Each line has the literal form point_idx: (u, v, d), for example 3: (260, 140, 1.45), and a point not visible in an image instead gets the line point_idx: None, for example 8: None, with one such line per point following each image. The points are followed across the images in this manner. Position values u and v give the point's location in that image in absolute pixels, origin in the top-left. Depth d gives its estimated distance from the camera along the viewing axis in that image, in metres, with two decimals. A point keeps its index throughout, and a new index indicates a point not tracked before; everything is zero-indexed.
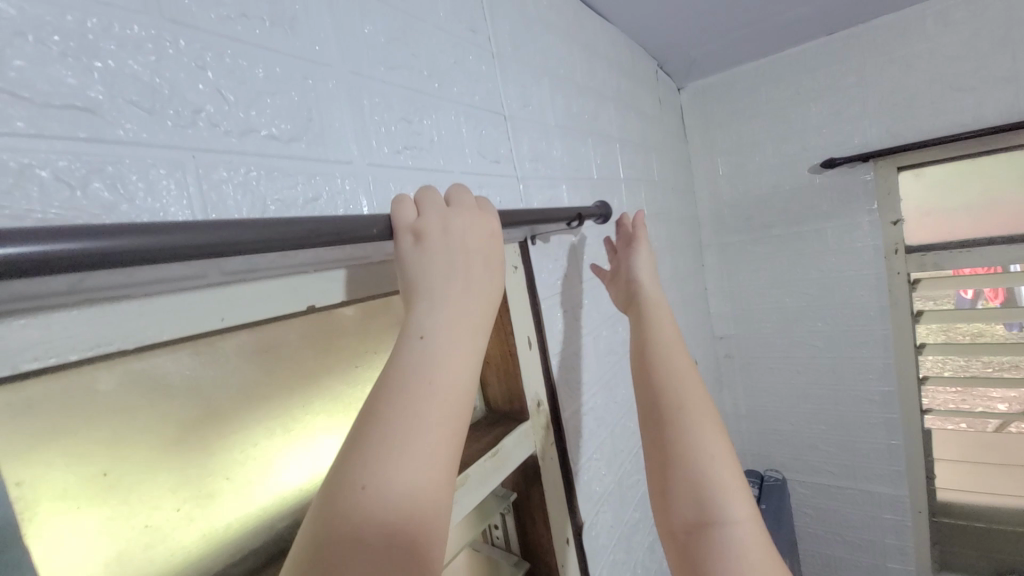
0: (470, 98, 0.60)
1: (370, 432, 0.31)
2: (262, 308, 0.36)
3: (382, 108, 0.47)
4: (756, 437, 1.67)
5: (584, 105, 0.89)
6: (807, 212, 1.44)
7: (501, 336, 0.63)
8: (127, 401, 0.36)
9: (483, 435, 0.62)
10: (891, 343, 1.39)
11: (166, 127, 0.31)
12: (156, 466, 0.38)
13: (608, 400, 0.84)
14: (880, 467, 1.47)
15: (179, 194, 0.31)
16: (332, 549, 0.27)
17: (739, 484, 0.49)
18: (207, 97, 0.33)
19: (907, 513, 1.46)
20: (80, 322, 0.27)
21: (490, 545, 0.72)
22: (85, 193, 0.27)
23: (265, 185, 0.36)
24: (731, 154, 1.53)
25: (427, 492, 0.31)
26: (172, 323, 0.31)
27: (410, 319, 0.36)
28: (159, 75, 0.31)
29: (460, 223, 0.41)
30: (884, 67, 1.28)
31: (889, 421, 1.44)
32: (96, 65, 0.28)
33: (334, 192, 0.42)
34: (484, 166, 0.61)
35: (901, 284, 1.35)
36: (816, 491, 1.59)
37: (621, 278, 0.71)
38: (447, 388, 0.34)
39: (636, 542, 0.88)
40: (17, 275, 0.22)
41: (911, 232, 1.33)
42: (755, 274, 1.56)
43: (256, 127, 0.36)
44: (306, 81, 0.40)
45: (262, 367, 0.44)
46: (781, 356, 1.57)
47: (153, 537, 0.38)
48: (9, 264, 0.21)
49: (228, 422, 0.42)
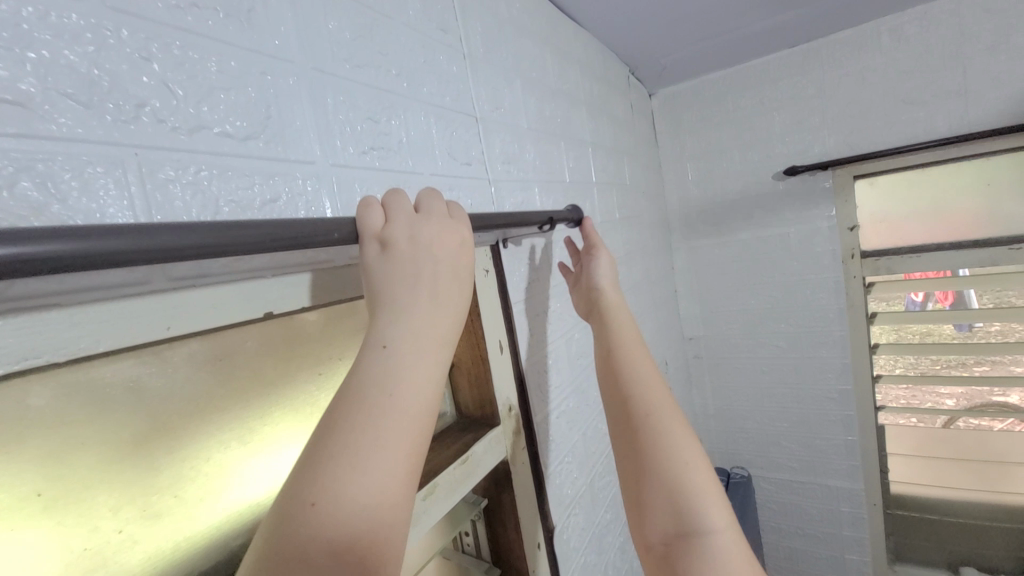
0: (441, 98, 0.59)
1: (326, 445, 0.30)
2: (214, 315, 0.34)
3: (346, 107, 0.45)
4: (723, 435, 1.71)
5: (556, 108, 0.89)
6: (771, 217, 1.49)
7: (472, 341, 0.63)
8: (65, 416, 0.33)
9: (453, 442, 0.61)
10: (849, 343, 1.45)
11: (106, 122, 0.29)
12: (96, 486, 0.35)
13: (579, 403, 0.85)
14: (838, 462, 1.54)
15: (119, 195, 0.29)
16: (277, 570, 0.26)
17: (716, 489, 0.50)
18: (152, 91, 0.31)
19: (863, 506, 1.53)
20: (5, 333, 0.25)
21: (461, 552, 0.71)
22: (11, 194, 0.25)
23: (218, 185, 0.34)
24: (700, 160, 1.57)
25: (383, 511, 0.29)
26: (111, 332, 0.29)
27: (371, 330, 0.35)
28: (98, 66, 0.29)
29: (429, 232, 0.40)
30: (842, 80, 1.34)
31: (847, 418, 1.50)
32: (29, 56, 0.26)
33: (295, 194, 0.40)
34: (455, 168, 0.60)
35: (858, 287, 1.41)
36: (779, 486, 1.65)
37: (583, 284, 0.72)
38: (407, 401, 0.33)
39: (607, 543, 0.89)
40: None
41: (867, 237, 1.40)
42: (722, 277, 1.61)
43: (207, 124, 0.34)
44: (264, 78, 0.38)
45: (218, 376, 0.42)
46: (747, 357, 1.62)
47: (92, 561, 0.35)
48: None
49: (179, 435, 0.39)
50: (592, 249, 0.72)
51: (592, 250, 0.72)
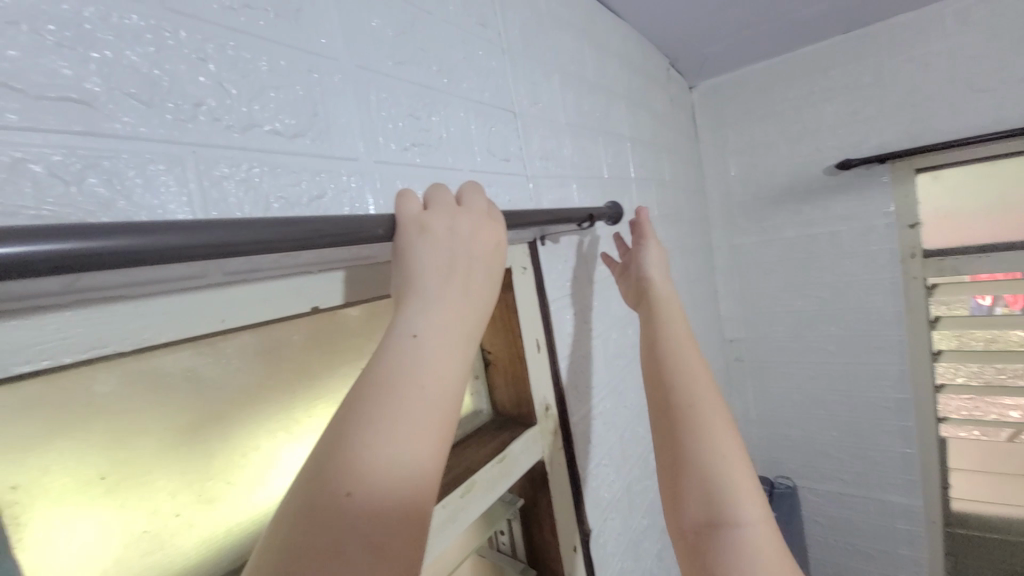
0: (480, 94, 0.58)
1: (356, 433, 0.28)
2: (265, 309, 0.35)
3: (389, 104, 0.46)
4: (766, 442, 1.64)
5: (595, 103, 0.87)
6: (821, 214, 1.41)
7: (509, 339, 0.62)
8: (124, 403, 0.34)
9: (490, 440, 0.60)
10: (907, 349, 1.36)
11: (166, 121, 0.30)
12: (153, 470, 0.36)
13: (617, 405, 0.83)
14: (893, 476, 1.44)
15: (178, 191, 0.30)
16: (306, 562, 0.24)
17: (753, 486, 0.47)
18: (208, 91, 0.32)
19: (920, 523, 1.43)
20: (74, 323, 0.26)
21: (496, 550, 0.70)
22: (79, 189, 0.26)
23: (268, 182, 0.35)
24: (744, 154, 1.50)
25: (413, 504, 0.28)
26: (170, 325, 0.30)
27: (402, 317, 0.34)
28: (158, 67, 0.30)
29: (464, 226, 0.39)
30: (903, 66, 1.25)
31: (904, 429, 1.40)
32: (93, 56, 0.27)
33: (340, 190, 0.40)
34: (494, 165, 0.60)
35: (919, 289, 1.31)
36: (827, 498, 1.56)
37: (631, 273, 0.70)
38: (438, 392, 0.32)
39: (644, 550, 0.86)
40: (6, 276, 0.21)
41: (929, 236, 1.30)
42: (767, 277, 1.53)
43: (259, 122, 0.35)
44: (312, 76, 0.39)
45: (260, 369, 0.42)
46: (792, 361, 1.54)
47: (144, 545, 0.36)
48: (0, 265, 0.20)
49: (228, 423, 0.41)
50: (643, 237, 0.70)
51: (643, 239, 0.70)
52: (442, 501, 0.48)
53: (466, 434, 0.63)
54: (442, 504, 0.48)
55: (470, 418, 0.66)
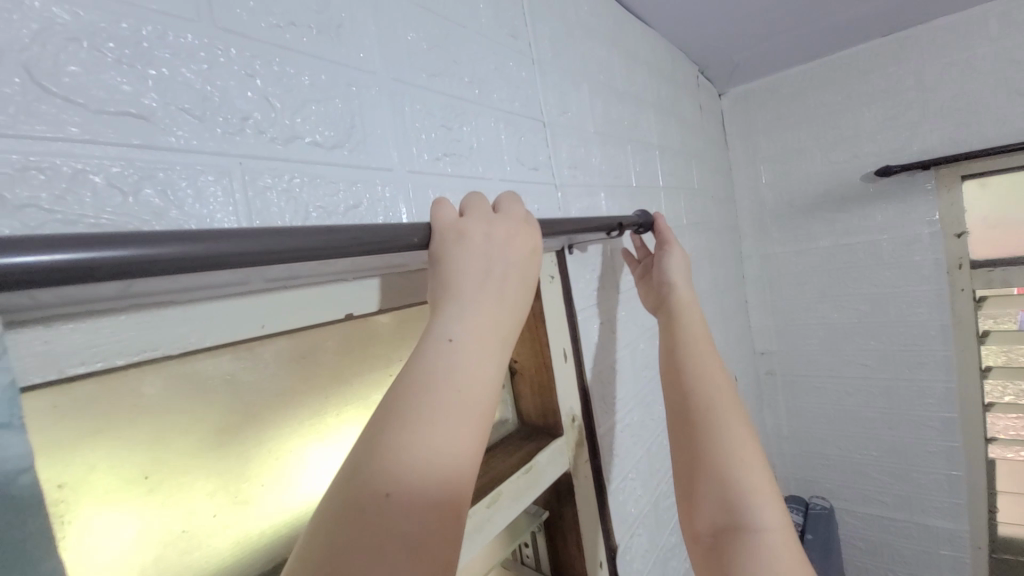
0: (510, 104, 0.59)
1: (394, 436, 0.28)
2: (301, 315, 0.35)
3: (422, 115, 0.47)
4: (799, 460, 1.57)
5: (623, 111, 0.87)
6: (859, 223, 1.36)
7: (536, 347, 0.62)
8: (167, 405, 0.36)
9: (516, 450, 0.60)
10: (954, 365, 1.28)
11: (215, 134, 0.31)
12: (192, 471, 0.38)
13: (644, 417, 0.81)
14: (939, 500, 1.36)
15: (225, 201, 0.32)
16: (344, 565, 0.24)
17: (772, 488, 0.45)
18: (255, 105, 0.33)
19: (969, 551, 1.34)
20: (126, 327, 0.27)
21: (520, 563, 0.69)
22: (135, 199, 0.28)
23: (308, 191, 0.36)
24: (776, 162, 1.46)
25: (449, 508, 0.28)
26: (213, 330, 0.31)
27: (438, 321, 0.34)
28: (210, 83, 0.31)
29: (497, 231, 0.39)
30: (946, 70, 1.20)
31: (951, 450, 1.32)
32: (150, 73, 0.29)
33: (375, 200, 0.41)
34: (523, 174, 0.60)
35: (966, 302, 1.25)
36: (867, 522, 1.48)
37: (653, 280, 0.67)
38: (473, 397, 0.31)
39: (671, 568, 0.83)
40: (68, 280, 0.22)
41: (976, 245, 1.23)
42: (800, 288, 1.48)
43: (301, 134, 0.36)
44: (350, 89, 0.40)
45: (296, 373, 0.43)
46: (828, 376, 1.48)
47: (184, 543, 0.37)
48: (62, 270, 0.22)
49: (263, 427, 0.42)
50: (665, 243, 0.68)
51: (665, 245, 0.68)
52: (472, 508, 0.49)
53: (492, 443, 0.63)
54: (471, 512, 0.48)
55: (496, 427, 0.65)
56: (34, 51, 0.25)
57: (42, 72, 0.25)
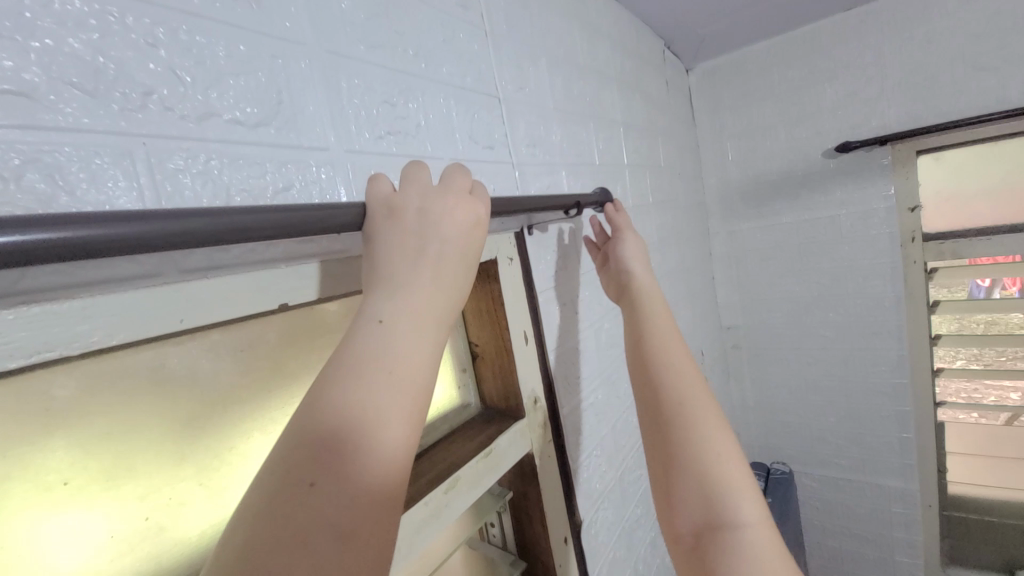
0: (461, 80, 0.56)
1: (319, 424, 0.27)
2: (228, 306, 0.33)
3: (362, 90, 0.44)
4: (763, 429, 1.64)
5: (586, 87, 0.85)
6: (820, 198, 1.39)
7: (496, 331, 0.61)
8: (90, 406, 0.34)
9: (477, 434, 0.60)
10: (906, 335, 1.34)
11: (113, 112, 0.28)
12: (121, 474, 0.36)
13: (609, 395, 0.82)
14: (889, 460, 1.44)
15: (128, 185, 0.29)
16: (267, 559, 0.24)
17: (749, 481, 0.46)
18: (160, 79, 0.30)
19: (916, 506, 1.43)
20: (18, 326, 0.25)
21: (486, 542, 0.70)
22: (18, 187, 0.25)
23: (229, 174, 0.34)
24: (741, 138, 1.47)
25: (382, 494, 0.27)
26: (124, 326, 0.28)
27: (369, 303, 0.33)
28: (103, 54, 0.28)
29: (437, 206, 0.37)
30: (904, 44, 1.21)
31: (901, 414, 1.40)
32: (32, 45, 0.26)
33: (308, 182, 0.39)
34: (477, 153, 0.58)
35: (918, 273, 1.30)
36: (824, 483, 1.57)
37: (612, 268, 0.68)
38: (406, 377, 0.30)
39: (637, 538, 0.86)
40: None
41: (929, 219, 1.28)
42: (764, 263, 1.52)
43: (218, 111, 0.33)
44: (275, 61, 0.37)
45: (236, 367, 0.42)
46: (790, 348, 1.53)
47: (120, 548, 0.36)
48: None
49: (200, 424, 0.40)
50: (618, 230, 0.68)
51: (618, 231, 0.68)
52: (425, 497, 0.48)
53: (454, 428, 0.62)
54: (424, 501, 0.47)
55: (458, 412, 0.65)
56: None
57: None
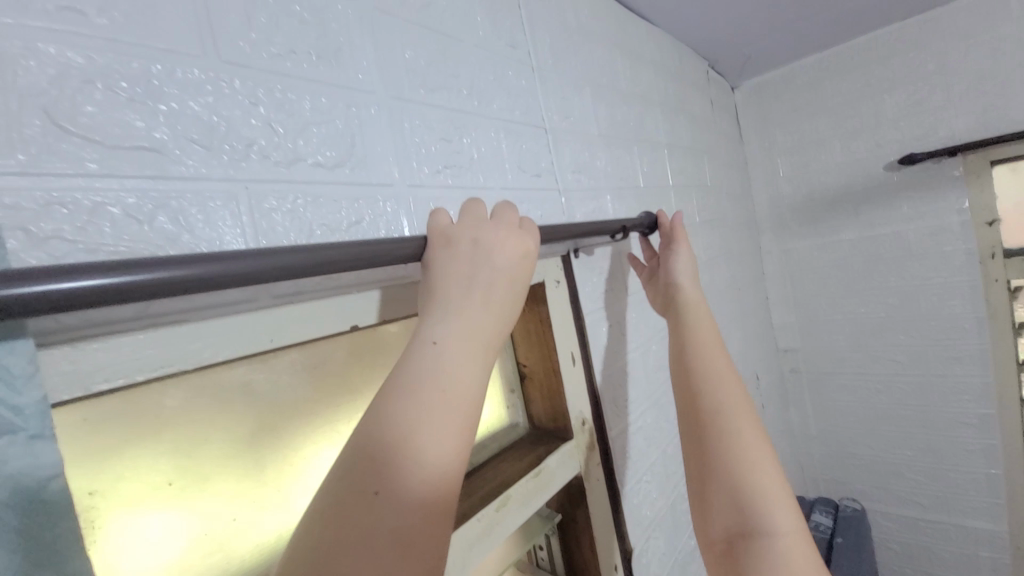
0: (510, 113, 0.60)
1: (383, 436, 0.29)
2: (308, 328, 0.37)
3: (422, 129, 0.48)
4: (828, 460, 1.52)
5: (629, 112, 0.87)
6: (882, 214, 1.31)
7: (544, 352, 0.62)
8: (188, 417, 0.38)
9: (526, 454, 0.61)
10: (990, 360, 1.23)
11: (223, 161, 0.33)
12: (211, 478, 0.40)
13: (658, 419, 0.80)
14: (978, 500, 1.30)
15: (233, 224, 0.33)
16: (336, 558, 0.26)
17: (783, 490, 0.44)
18: (259, 131, 0.35)
19: (1014, 554, 1.27)
20: (145, 345, 0.29)
21: (536, 567, 0.69)
22: (151, 227, 0.30)
23: (311, 211, 0.38)
24: (793, 154, 1.43)
25: (435, 503, 0.29)
26: (225, 345, 0.33)
27: (424, 324, 0.35)
28: (217, 114, 0.33)
29: (489, 236, 0.40)
30: (970, 51, 1.15)
31: (989, 448, 1.27)
32: (161, 108, 0.31)
33: (377, 215, 0.43)
34: (526, 181, 0.61)
35: (1001, 292, 1.19)
36: (901, 523, 1.43)
37: (660, 281, 0.67)
38: (458, 397, 0.32)
39: (691, 571, 0.83)
40: (102, 303, 0.24)
41: (1010, 234, 1.18)
42: (823, 283, 1.44)
43: (304, 156, 0.38)
44: (350, 110, 0.42)
45: (308, 382, 0.45)
46: (855, 372, 1.43)
47: (206, 547, 0.40)
48: (96, 295, 0.24)
49: (276, 434, 0.44)
50: (673, 241, 0.67)
51: (673, 243, 0.67)
52: (478, 514, 0.49)
53: (503, 447, 0.64)
54: (477, 518, 0.49)
55: (507, 431, 0.66)
56: (54, 95, 0.27)
57: (62, 114, 0.27)
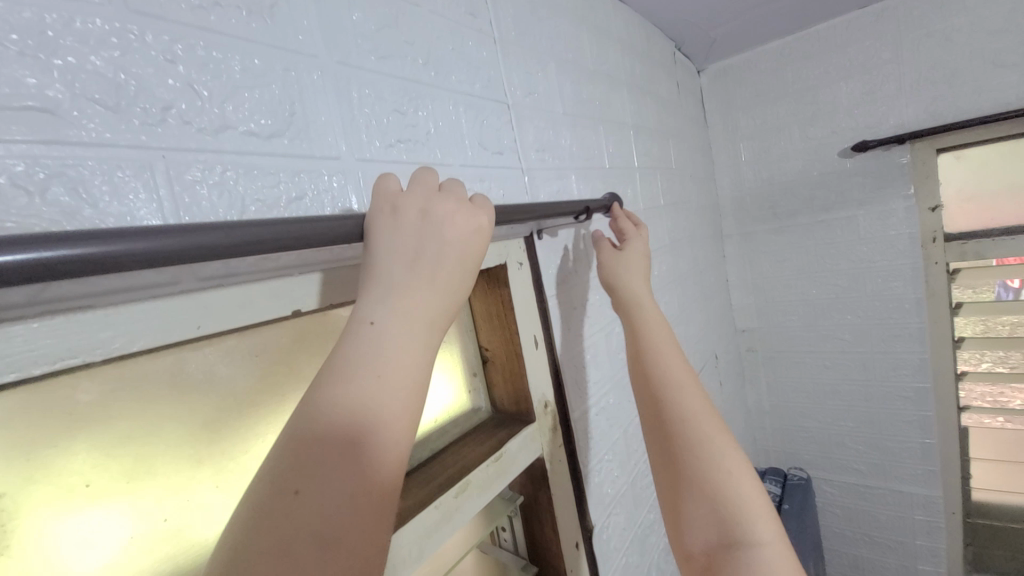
0: (470, 86, 0.57)
1: (309, 427, 0.27)
2: (241, 313, 0.34)
3: (372, 100, 0.45)
4: (780, 433, 1.61)
5: (595, 91, 0.85)
6: (836, 199, 1.36)
7: (506, 334, 0.61)
8: (107, 411, 0.35)
9: (487, 439, 0.60)
10: (927, 337, 1.31)
11: (133, 126, 0.29)
12: (139, 477, 0.37)
13: (620, 400, 0.81)
14: (911, 466, 1.40)
15: (148, 197, 0.30)
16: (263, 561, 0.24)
17: (762, 499, 0.46)
18: (178, 93, 0.31)
19: (940, 514, 1.39)
20: (42, 334, 0.26)
21: (499, 547, 0.70)
22: (44, 200, 0.26)
23: (243, 184, 0.35)
24: (754, 139, 1.46)
25: (372, 498, 0.27)
26: (142, 334, 0.29)
27: (361, 304, 0.33)
28: (124, 71, 0.29)
29: (437, 209, 0.38)
30: (922, 41, 1.19)
31: (923, 419, 1.36)
32: (56, 63, 0.27)
33: (321, 191, 0.40)
34: (486, 159, 0.58)
35: (940, 274, 1.26)
36: (843, 489, 1.53)
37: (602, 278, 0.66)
38: (397, 381, 0.30)
39: (650, 544, 0.85)
40: None
41: (951, 218, 1.25)
42: (779, 265, 1.49)
43: (233, 123, 0.34)
44: (288, 74, 0.38)
45: (249, 373, 0.42)
46: (806, 351, 1.51)
47: (138, 549, 0.37)
48: None
49: (211, 427, 0.41)
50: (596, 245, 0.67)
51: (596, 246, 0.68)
52: (436, 501, 0.48)
53: (464, 432, 0.63)
54: (434, 506, 0.48)
55: (469, 416, 0.65)
56: None
57: None
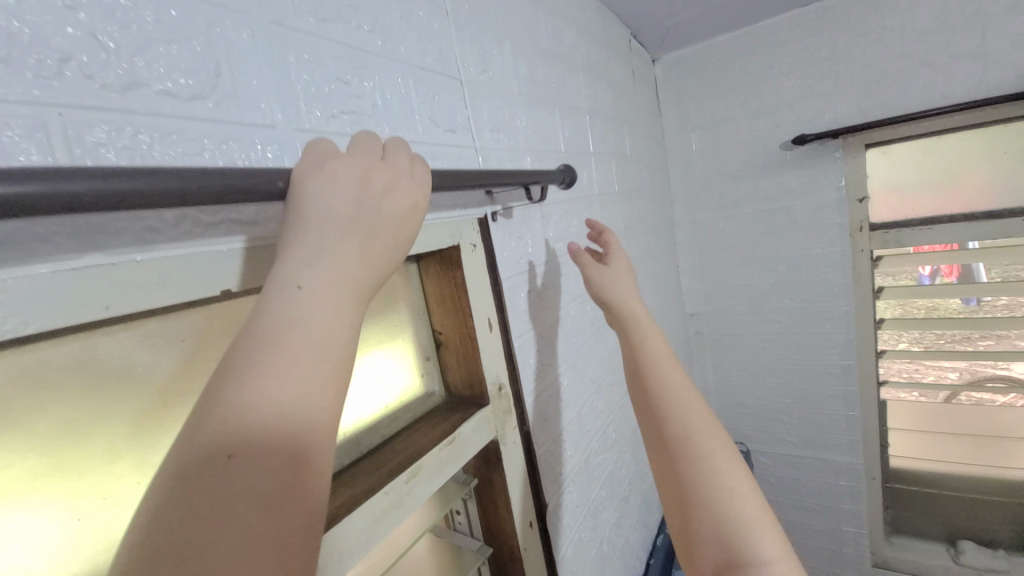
0: (420, 59, 0.54)
1: (232, 395, 0.25)
2: (161, 292, 0.31)
3: (311, 66, 0.42)
4: (722, 411, 1.71)
5: (551, 73, 0.84)
6: (777, 189, 1.44)
7: (460, 317, 0.60)
8: (10, 400, 0.31)
9: (440, 423, 0.59)
10: (853, 319, 1.42)
11: (25, 79, 0.26)
12: (49, 474, 0.33)
13: (574, 382, 0.82)
14: (837, 437, 1.53)
15: (43, 160, 0.26)
16: (177, 561, 0.21)
17: (767, 516, 0.46)
18: (79, 44, 0.28)
19: (862, 479, 1.53)
20: None
21: (453, 530, 0.69)
22: None
23: (161, 151, 0.31)
24: (704, 129, 1.51)
25: (304, 483, 0.26)
26: (41, 314, 0.26)
27: (286, 267, 0.30)
28: (13, 16, 0.25)
29: (375, 172, 0.36)
30: (857, 40, 1.26)
31: (848, 394, 1.48)
32: None
33: (253, 162, 0.37)
34: (438, 135, 0.56)
35: (865, 261, 1.37)
36: (778, 460, 1.65)
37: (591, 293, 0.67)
38: (328, 347, 0.29)
39: (601, 520, 0.88)
40: None
41: (876, 209, 1.35)
42: (725, 252, 1.57)
43: (146, 81, 0.31)
44: (213, 30, 0.34)
45: (173, 359, 0.39)
46: (748, 333, 1.60)
47: (50, 553, 0.33)
48: None
49: (132, 416, 0.37)
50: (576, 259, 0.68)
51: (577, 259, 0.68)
52: (386, 487, 0.47)
53: (417, 417, 0.62)
54: (384, 491, 0.47)
55: (422, 401, 0.64)
56: None
57: None
